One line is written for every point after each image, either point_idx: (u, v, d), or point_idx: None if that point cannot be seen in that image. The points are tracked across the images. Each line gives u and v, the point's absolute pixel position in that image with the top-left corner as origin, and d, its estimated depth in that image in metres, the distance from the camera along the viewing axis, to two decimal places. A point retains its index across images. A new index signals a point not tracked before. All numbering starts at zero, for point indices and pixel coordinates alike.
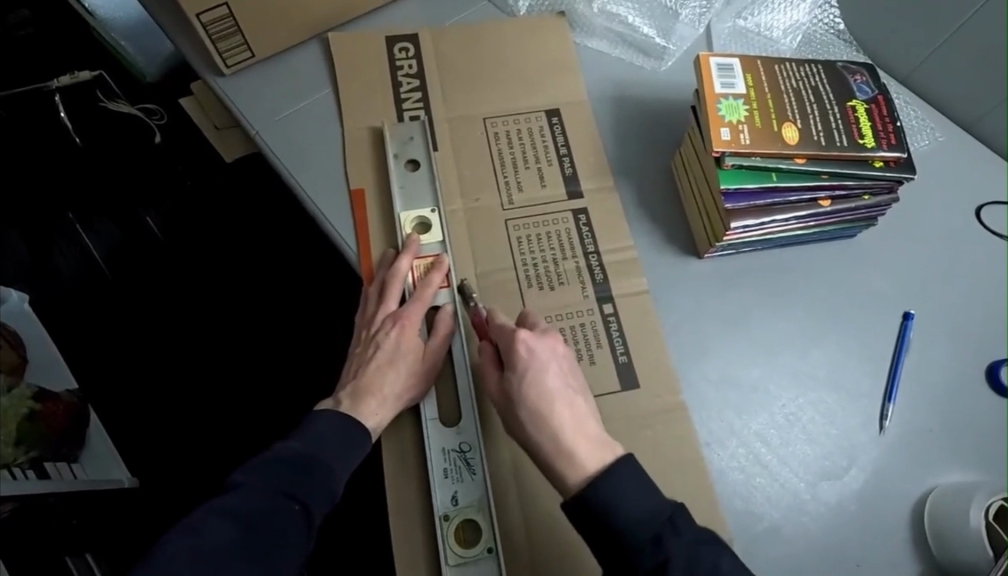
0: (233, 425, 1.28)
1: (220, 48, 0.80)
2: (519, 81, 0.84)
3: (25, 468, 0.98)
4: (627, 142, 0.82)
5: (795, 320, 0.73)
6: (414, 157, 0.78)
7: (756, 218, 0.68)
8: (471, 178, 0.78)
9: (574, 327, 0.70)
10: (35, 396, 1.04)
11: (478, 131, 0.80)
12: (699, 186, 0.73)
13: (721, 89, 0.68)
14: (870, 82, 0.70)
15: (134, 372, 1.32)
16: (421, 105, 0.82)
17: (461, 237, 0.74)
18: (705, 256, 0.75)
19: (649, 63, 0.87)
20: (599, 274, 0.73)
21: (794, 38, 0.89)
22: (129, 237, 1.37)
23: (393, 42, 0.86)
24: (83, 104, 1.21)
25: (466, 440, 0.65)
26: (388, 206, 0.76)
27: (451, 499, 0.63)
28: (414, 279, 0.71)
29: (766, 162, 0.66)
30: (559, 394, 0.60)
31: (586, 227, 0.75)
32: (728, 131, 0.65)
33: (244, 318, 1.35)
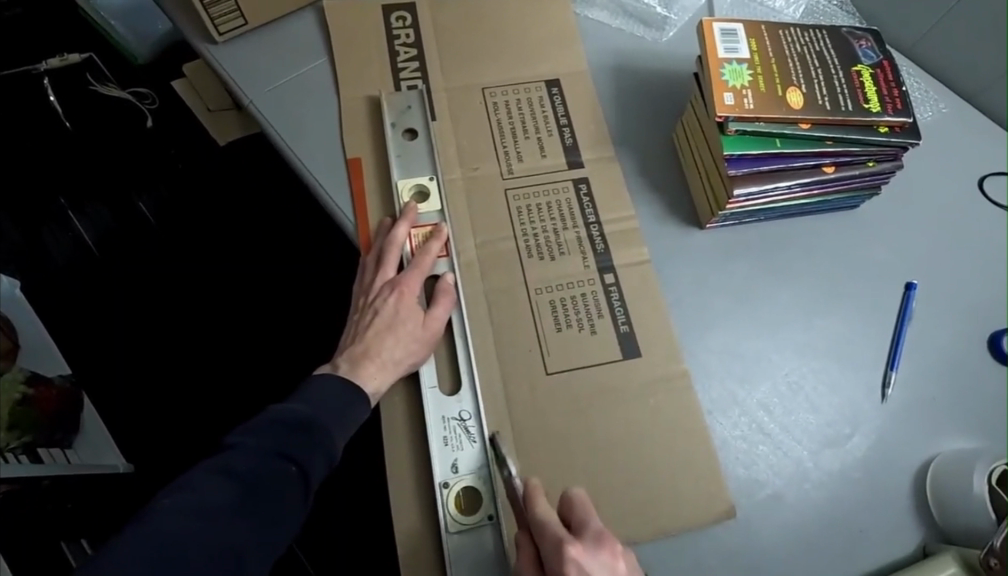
0: (226, 410, 1.26)
1: (211, 14, 0.78)
2: (519, 51, 0.82)
3: (18, 453, 0.99)
4: (629, 112, 0.81)
5: (798, 291, 0.72)
6: (412, 126, 0.76)
7: (760, 184, 0.67)
8: (471, 149, 0.76)
9: (576, 297, 0.69)
10: (28, 380, 1.04)
11: (476, 101, 0.79)
12: (702, 154, 0.72)
13: (725, 54, 0.67)
14: (876, 48, 0.68)
15: (125, 356, 1.30)
16: (419, 74, 0.80)
17: (461, 208, 0.73)
18: (707, 226, 0.74)
19: (650, 34, 0.86)
20: (601, 243, 0.72)
21: (797, 8, 0.88)
22: (118, 218, 1.38)
23: (389, 11, 0.84)
24: (73, 88, 1.32)
25: (466, 408, 0.64)
26: (385, 174, 0.75)
27: (452, 466, 0.62)
28: (413, 246, 0.70)
29: (770, 128, 0.65)
30: None
31: (588, 197, 0.74)
32: (732, 96, 0.64)
33: (231, 303, 1.33)
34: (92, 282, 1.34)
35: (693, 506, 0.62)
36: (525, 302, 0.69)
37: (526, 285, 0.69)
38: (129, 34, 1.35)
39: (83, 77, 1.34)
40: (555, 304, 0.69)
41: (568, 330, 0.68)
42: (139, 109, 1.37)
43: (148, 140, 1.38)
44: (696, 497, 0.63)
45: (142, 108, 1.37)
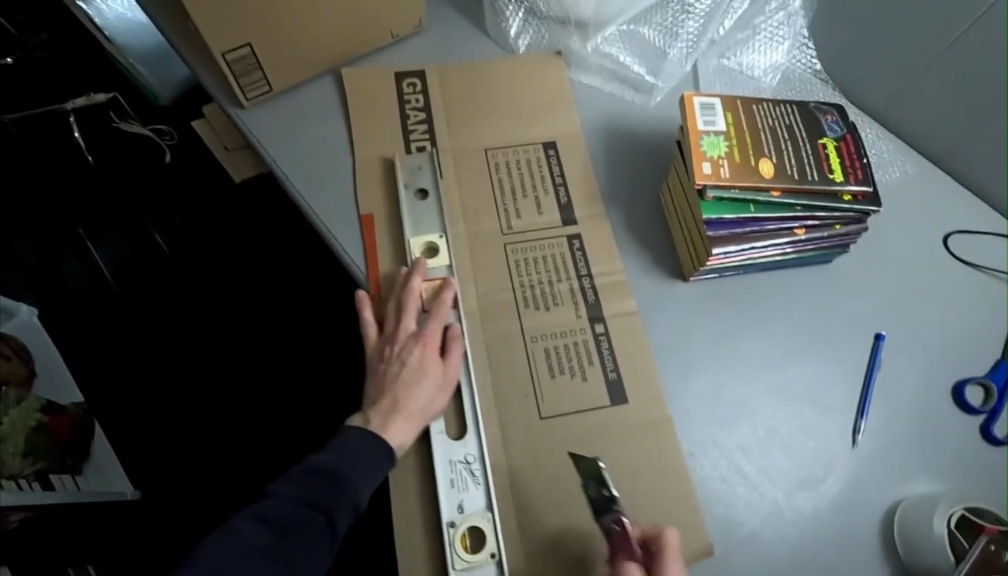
0: (236, 427, 1.36)
1: (241, 82, 0.86)
2: (518, 114, 0.90)
3: (31, 480, 1.07)
4: (618, 171, 0.88)
5: (776, 341, 0.78)
6: (423, 187, 0.83)
7: (736, 245, 0.73)
8: (474, 206, 0.83)
9: (567, 345, 0.75)
10: (43, 408, 1.11)
11: (479, 160, 0.86)
12: (685, 217, 0.78)
13: (704, 126, 0.74)
14: (840, 122, 0.76)
15: (138, 382, 1.39)
16: (427, 136, 0.88)
17: (464, 261, 0.80)
18: (691, 280, 0.80)
19: (639, 98, 0.94)
20: (592, 295, 0.78)
21: (773, 76, 0.96)
22: (134, 247, 1.46)
23: (401, 77, 0.92)
24: (96, 124, 1.44)
25: (472, 452, 0.70)
26: (395, 228, 0.82)
27: (458, 507, 0.67)
28: (425, 299, 0.76)
29: (744, 194, 0.71)
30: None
31: (580, 252, 0.81)
32: (710, 165, 0.71)
33: (240, 325, 1.42)
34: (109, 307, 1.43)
35: (677, 544, 0.67)
36: (522, 350, 0.75)
37: (522, 333, 0.76)
38: (151, 76, 1.42)
39: (106, 114, 1.45)
40: (549, 351, 0.75)
41: (561, 376, 0.74)
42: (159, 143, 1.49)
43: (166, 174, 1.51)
44: (679, 535, 0.67)
45: (162, 143, 1.49)
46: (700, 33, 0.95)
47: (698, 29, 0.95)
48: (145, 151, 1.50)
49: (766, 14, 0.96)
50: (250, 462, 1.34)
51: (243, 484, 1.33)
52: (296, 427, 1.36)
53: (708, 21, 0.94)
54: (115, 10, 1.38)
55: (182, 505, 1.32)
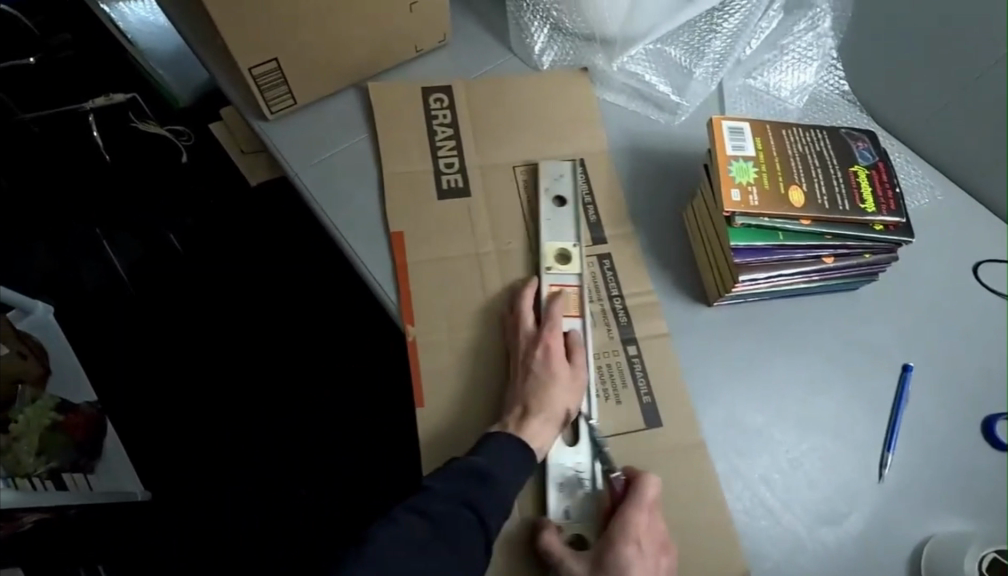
0: (243, 430, 1.37)
1: (266, 96, 0.86)
2: (546, 131, 0.90)
3: (46, 479, 1.07)
4: (642, 190, 0.87)
5: (804, 368, 0.77)
6: (561, 194, 0.84)
7: (764, 273, 0.72)
8: (505, 224, 0.83)
9: (603, 367, 0.75)
10: (57, 407, 1.16)
11: (507, 178, 0.86)
12: (711, 242, 0.77)
13: (733, 151, 0.73)
14: (872, 149, 0.75)
15: (151, 385, 1.40)
16: (455, 152, 0.87)
17: (494, 282, 0.80)
18: (714, 305, 0.79)
19: (663, 117, 0.94)
20: (624, 316, 0.78)
21: (801, 98, 0.95)
22: (151, 251, 1.48)
23: (428, 93, 0.92)
24: (114, 124, 1.38)
25: (583, 461, 0.71)
26: (421, 245, 0.81)
27: (565, 512, 0.69)
28: (553, 306, 0.77)
29: (773, 223, 0.70)
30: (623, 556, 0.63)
31: (611, 272, 0.80)
32: (739, 192, 0.71)
33: (252, 330, 1.43)
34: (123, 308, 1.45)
35: None
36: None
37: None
38: (172, 79, 1.43)
39: (126, 114, 1.39)
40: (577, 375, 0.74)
41: (592, 400, 0.74)
42: (176, 144, 1.44)
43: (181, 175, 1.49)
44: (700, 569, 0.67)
45: (179, 143, 1.45)
46: (726, 53, 0.94)
47: (725, 49, 0.94)
48: (161, 152, 1.45)
49: (794, 35, 0.94)
50: (250, 461, 1.35)
51: (243, 484, 1.35)
52: (296, 427, 1.38)
53: (736, 40, 0.93)
54: (138, 14, 1.41)
55: (185, 506, 1.33)
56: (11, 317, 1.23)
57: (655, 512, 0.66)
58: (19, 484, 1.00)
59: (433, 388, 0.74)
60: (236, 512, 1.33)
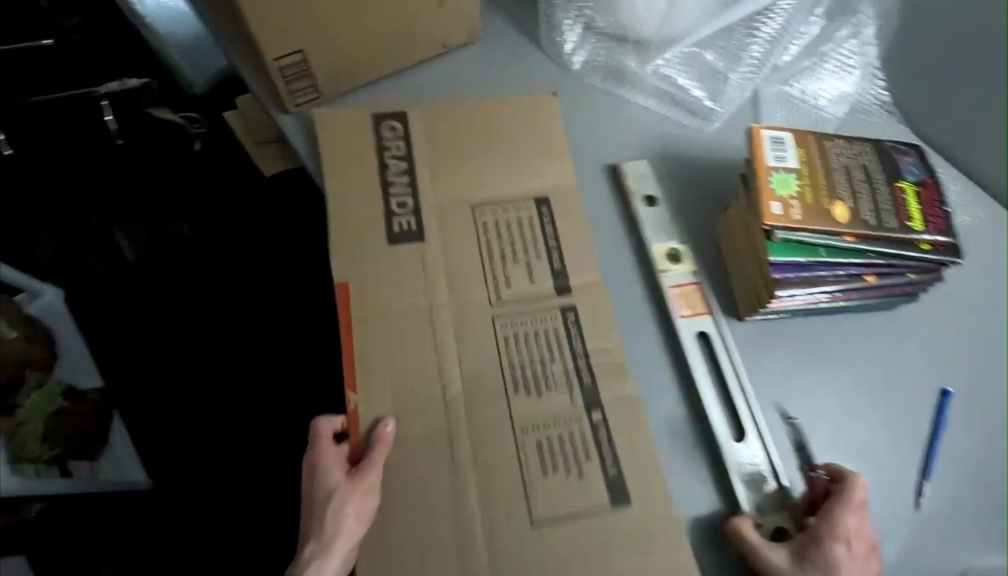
0: (242, 424, 1.34)
1: (292, 89, 0.84)
2: (511, 166, 0.83)
3: (48, 464, 1.10)
4: (673, 200, 0.85)
5: (835, 391, 0.74)
6: (649, 194, 0.84)
7: (804, 289, 0.70)
8: (462, 274, 0.77)
9: (563, 437, 0.70)
10: (62, 393, 1.18)
11: (467, 220, 0.79)
12: (745, 258, 0.74)
13: (773, 162, 0.71)
14: (919, 164, 0.72)
15: (153, 376, 1.37)
16: (408, 191, 0.80)
17: (448, 338, 0.73)
18: (745, 318, 0.76)
19: (697, 123, 0.91)
20: (588, 377, 0.72)
21: (841, 107, 0.92)
22: (157, 240, 1.44)
23: (380, 119, 0.84)
24: (129, 109, 1.30)
25: (758, 455, 0.70)
26: (373, 295, 0.75)
27: (756, 507, 0.68)
28: (682, 307, 0.77)
29: (814, 239, 0.68)
30: (838, 557, 0.63)
31: (575, 326, 0.75)
32: (780, 206, 0.68)
33: (252, 324, 1.38)
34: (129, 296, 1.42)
35: None
36: (508, 440, 0.70)
37: (511, 424, 0.70)
38: (189, 67, 1.40)
39: (139, 100, 1.31)
40: (540, 444, 0.69)
41: (555, 474, 0.68)
42: (189, 131, 1.39)
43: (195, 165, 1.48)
44: None
45: (192, 131, 1.41)
46: (765, 58, 0.91)
47: (763, 54, 0.91)
48: (174, 141, 1.40)
49: (835, 42, 0.91)
50: (251, 461, 1.32)
51: (244, 484, 1.31)
52: (296, 427, 1.33)
53: (774, 45, 0.91)
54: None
55: (180, 507, 1.29)
56: (23, 300, 1.26)
57: (866, 518, 0.65)
58: (21, 471, 1.04)
59: (454, 396, 0.71)
60: (233, 514, 1.29)
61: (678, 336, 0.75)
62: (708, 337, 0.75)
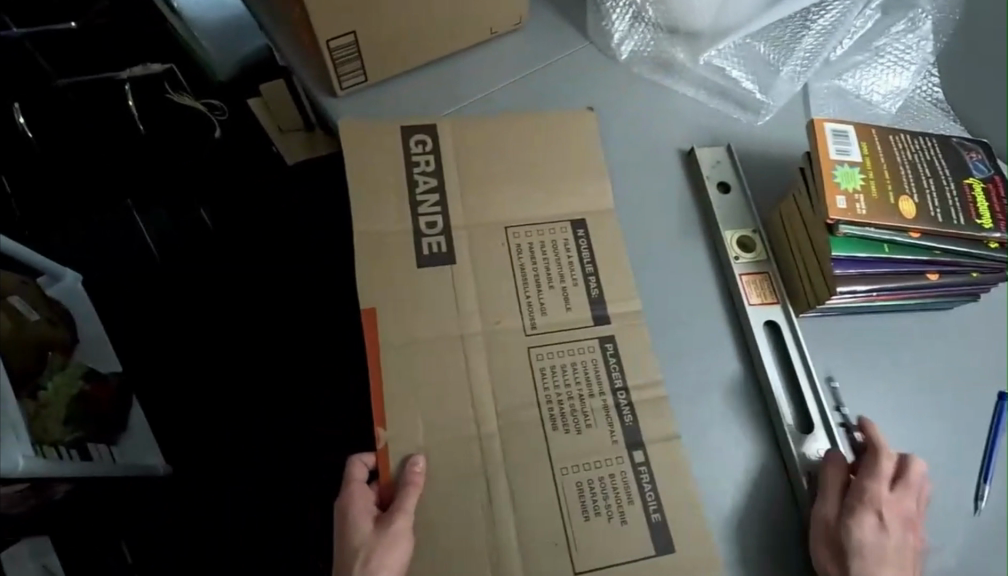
0: (263, 413, 1.33)
1: (340, 71, 0.83)
2: (546, 188, 0.80)
3: (70, 448, 1.06)
4: (726, 198, 0.82)
5: (877, 395, 0.74)
6: (724, 180, 0.83)
7: (866, 286, 0.69)
8: (496, 300, 0.74)
9: (603, 479, 0.68)
10: (85, 376, 1.15)
11: (499, 242, 0.76)
12: (805, 252, 0.73)
13: (837, 155, 0.69)
14: (986, 161, 0.70)
15: (175, 362, 1.35)
16: (438, 209, 0.77)
17: (481, 369, 0.71)
18: (802, 314, 0.76)
19: (746, 117, 0.90)
20: (629, 416, 0.70)
21: (893, 103, 0.90)
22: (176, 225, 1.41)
23: (408, 133, 0.80)
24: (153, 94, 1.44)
25: (822, 445, 0.71)
26: (402, 323, 0.72)
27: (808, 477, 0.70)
28: (753, 295, 0.77)
29: (878, 234, 0.67)
30: (872, 521, 0.65)
31: (614, 359, 0.72)
32: (845, 200, 0.67)
33: (275, 314, 1.37)
34: (146, 279, 1.39)
35: None
36: (549, 479, 0.68)
37: (552, 462, 0.68)
38: (211, 49, 1.44)
39: (162, 85, 1.46)
40: (581, 485, 0.67)
41: (597, 518, 0.67)
42: (209, 117, 1.44)
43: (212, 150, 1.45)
44: None
45: (212, 117, 1.45)
46: (817, 51, 0.88)
47: (814, 47, 0.88)
48: (196, 128, 1.45)
49: (890, 36, 0.89)
50: (250, 462, 1.30)
51: (243, 484, 1.30)
52: (294, 428, 1.32)
53: (828, 38, 0.87)
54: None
55: (201, 495, 1.29)
56: (44, 283, 1.23)
57: (903, 488, 0.67)
58: (45, 454, 1.00)
59: (506, 386, 0.70)
60: (232, 510, 1.28)
61: (747, 325, 0.75)
62: (776, 326, 0.76)
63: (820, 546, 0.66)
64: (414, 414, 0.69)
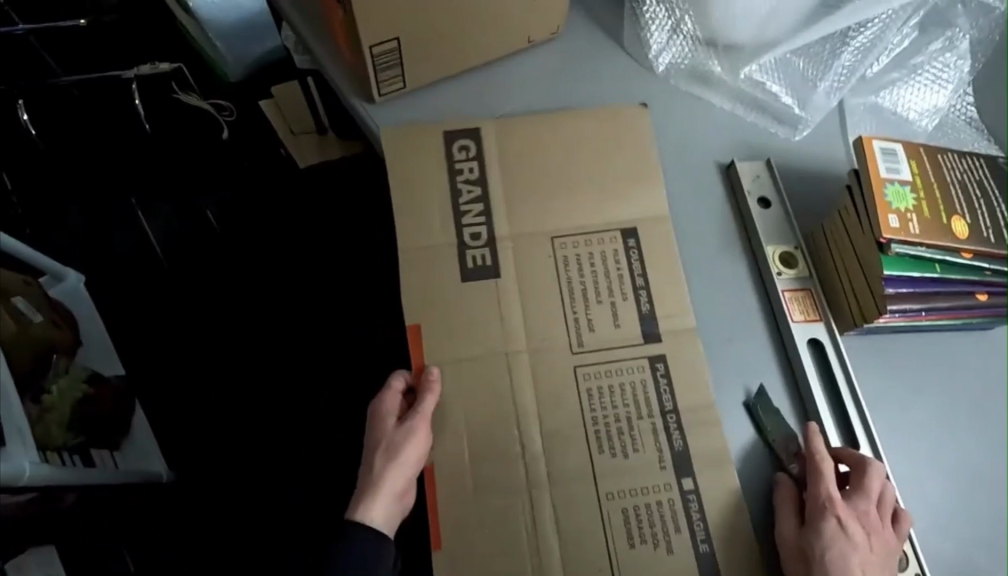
0: (273, 421, 1.29)
1: (380, 79, 0.82)
2: (596, 196, 0.79)
3: (72, 453, 1.03)
4: (771, 216, 0.81)
5: (919, 413, 0.74)
6: (764, 195, 0.83)
7: (916, 305, 0.69)
8: (539, 316, 0.73)
9: (649, 505, 0.67)
10: (88, 379, 1.11)
11: (545, 253, 0.76)
12: (852, 269, 0.72)
13: (887, 174, 0.69)
14: None
15: (185, 366, 1.33)
16: (482, 220, 0.77)
17: (522, 388, 0.70)
18: (847, 333, 0.76)
19: (783, 130, 0.90)
20: (678, 437, 0.69)
21: (931, 120, 0.90)
22: (185, 224, 1.38)
23: (452, 137, 0.80)
24: (159, 94, 1.40)
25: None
26: (445, 343, 0.72)
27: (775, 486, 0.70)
28: (796, 312, 0.76)
29: (932, 254, 0.68)
30: (833, 534, 0.64)
31: (665, 380, 0.71)
32: (898, 218, 0.67)
33: (287, 320, 1.34)
34: (157, 284, 1.36)
35: None
36: (594, 503, 0.67)
37: (597, 488, 0.67)
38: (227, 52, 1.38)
39: (170, 84, 1.41)
40: (627, 512, 0.66)
41: (642, 546, 0.66)
42: (218, 120, 1.40)
43: (223, 150, 1.42)
44: None
45: (220, 119, 1.41)
46: (855, 67, 0.87)
47: (852, 63, 0.87)
48: (205, 128, 1.42)
49: (928, 54, 0.89)
50: (256, 472, 1.27)
51: (248, 494, 1.26)
52: (302, 438, 1.28)
53: (865, 56, 0.86)
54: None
55: (207, 505, 1.25)
56: (45, 283, 1.18)
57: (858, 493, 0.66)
58: (48, 458, 0.97)
59: (551, 403, 0.70)
60: (242, 520, 1.25)
61: (792, 344, 0.74)
62: (820, 343, 0.75)
63: (789, 561, 0.65)
64: (455, 430, 0.69)
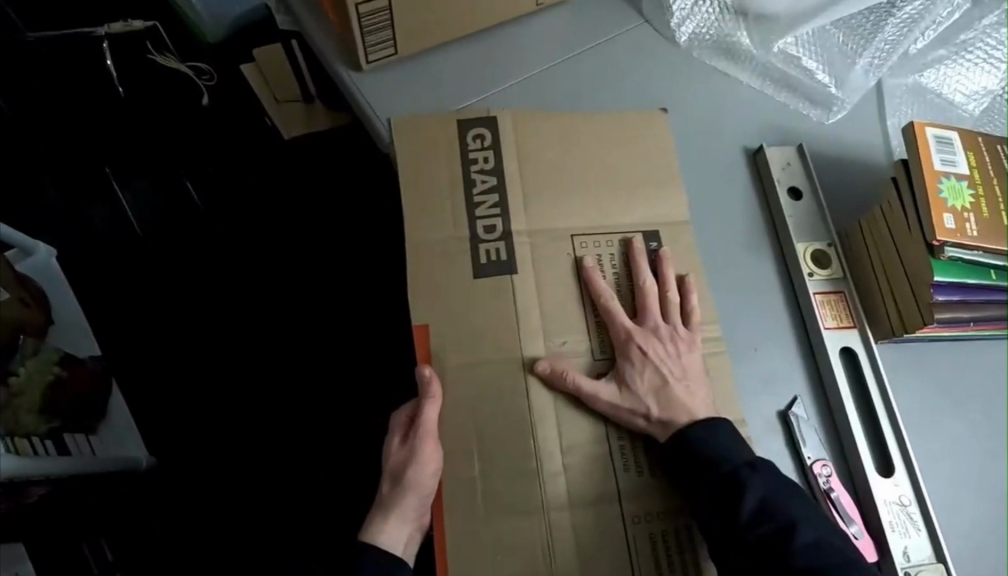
0: (256, 412, 1.21)
1: (367, 42, 0.71)
2: (611, 186, 0.71)
3: (44, 441, 0.93)
4: (807, 212, 0.74)
5: (957, 429, 0.68)
6: (795, 185, 0.75)
7: (961, 314, 0.64)
8: (558, 316, 0.66)
9: (677, 532, 0.62)
10: (60, 361, 1.00)
11: (564, 252, 0.68)
12: (893, 268, 0.65)
13: (942, 166, 0.61)
14: None
15: (160, 353, 1.23)
16: (497, 212, 0.68)
17: (527, 401, 0.63)
18: (882, 341, 0.69)
19: (815, 113, 0.81)
20: None
21: (979, 103, 0.81)
22: (161, 197, 1.26)
23: (465, 125, 0.71)
24: (132, 55, 1.17)
25: (905, 493, 0.64)
26: (446, 347, 0.64)
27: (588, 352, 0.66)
28: (827, 317, 0.69)
29: (987, 260, 0.61)
30: (646, 367, 0.63)
31: None
32: (953, 218, 0.60)
33: (271, 305, 1.25)
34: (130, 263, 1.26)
35: None
36: (619, 533, 0.61)
37: (622, 514, 0.62)
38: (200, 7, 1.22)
39: (143, 43, 1.18)
40: (654, 539, 0.62)
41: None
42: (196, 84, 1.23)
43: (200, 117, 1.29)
44: None
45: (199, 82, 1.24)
46: (898, 42, 0.79)
47: (896, 37, 0.79)
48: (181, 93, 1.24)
49: (980, 29, 0.81)
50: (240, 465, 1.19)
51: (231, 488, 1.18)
52: (286, 430, 1.20)
53: (909, 30, 0.78)
54: None
55: (188, 499, 1.17)
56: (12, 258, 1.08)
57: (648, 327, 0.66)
58: (16, 448, 0.88)
59: (561, 419, 0.63)
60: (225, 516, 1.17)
61: (823, 356, 0.68)
62: (853, 353, 0.68)
63: (626, 413, 0.62)
64: (457, 445, 0.62)
